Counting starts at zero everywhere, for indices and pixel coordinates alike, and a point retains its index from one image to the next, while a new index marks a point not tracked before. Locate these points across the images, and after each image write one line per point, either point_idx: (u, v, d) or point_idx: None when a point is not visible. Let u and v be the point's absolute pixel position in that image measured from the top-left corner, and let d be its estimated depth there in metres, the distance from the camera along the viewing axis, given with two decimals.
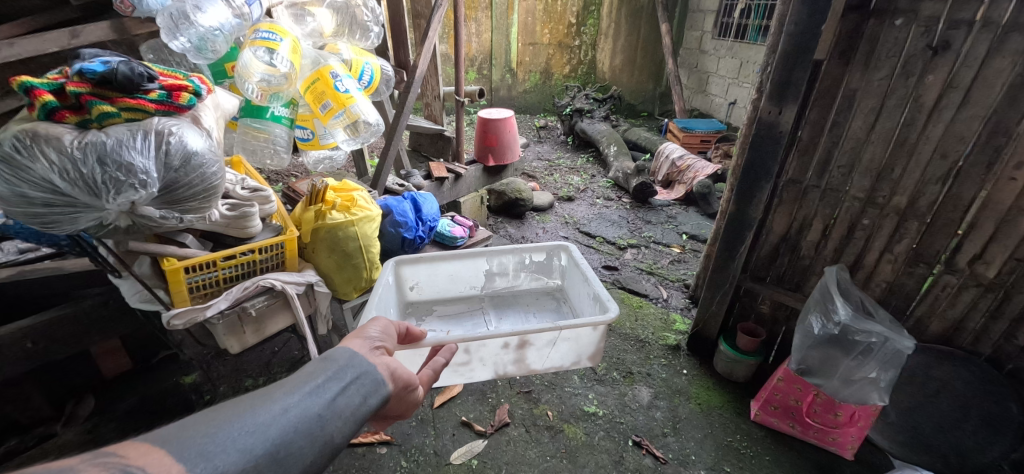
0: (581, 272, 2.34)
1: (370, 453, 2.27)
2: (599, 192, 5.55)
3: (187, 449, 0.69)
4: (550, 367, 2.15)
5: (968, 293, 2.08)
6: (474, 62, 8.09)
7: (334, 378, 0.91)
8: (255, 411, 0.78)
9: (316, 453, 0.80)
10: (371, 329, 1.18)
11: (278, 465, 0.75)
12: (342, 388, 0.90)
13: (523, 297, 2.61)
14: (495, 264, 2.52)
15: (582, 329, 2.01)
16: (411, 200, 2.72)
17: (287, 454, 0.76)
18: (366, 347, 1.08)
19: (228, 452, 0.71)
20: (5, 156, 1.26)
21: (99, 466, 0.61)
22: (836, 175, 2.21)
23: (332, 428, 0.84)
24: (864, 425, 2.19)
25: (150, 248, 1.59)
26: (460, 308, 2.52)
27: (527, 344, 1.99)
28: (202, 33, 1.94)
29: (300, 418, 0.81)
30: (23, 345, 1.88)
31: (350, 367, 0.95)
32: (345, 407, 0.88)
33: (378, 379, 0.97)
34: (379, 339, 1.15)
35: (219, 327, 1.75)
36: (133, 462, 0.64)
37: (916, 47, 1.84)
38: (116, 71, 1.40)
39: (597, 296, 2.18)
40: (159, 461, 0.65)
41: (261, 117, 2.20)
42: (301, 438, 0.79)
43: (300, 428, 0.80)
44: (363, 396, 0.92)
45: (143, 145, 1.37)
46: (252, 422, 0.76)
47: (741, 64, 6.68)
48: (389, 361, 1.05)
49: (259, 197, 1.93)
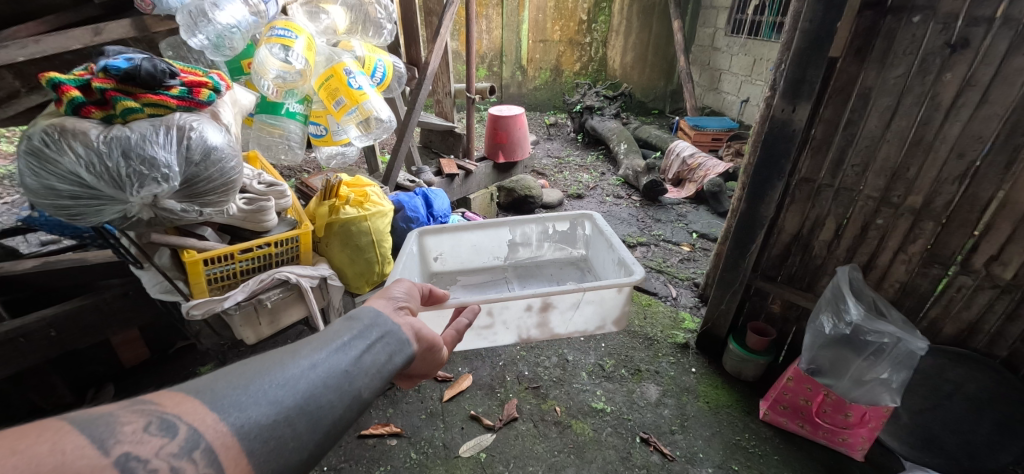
0: (605, 239, 2.42)
1: (380, 445, 2.30)
2: (609, 190, 5.54)
3: (223, 399, 0.76)
4: (571, 331, 2.24)
5: (984, 294, 2.05)
6: (484, 59, 8.11)
7: (360, 337, 0.98)
8: (286, 366, 0.85)
9: (346, 405, 0.87)
10: (395, 289, 1.26)
11: (308, 417, 0.81)
12: (368, 346, 0.98)
13: (547, 266, 2.69)
14: (518, 233, 2.63)
15: (605, 291, 2.10)
16: (422, 196, 2.74)
17: (317, 406, 0.83)
18: (390, 306, 1.16)
19: (260, 404, 0.78)
20: (35, 149, 1.31)
21: (136, 413, 0.70)
22: (850, 174, 2.19)
23: (360, 383, 0.91)
24: (875, 426, 2.18)
25: (170, 241, 1.64)
26: (484, 278, 2.62)
27: (549, 306, 2.09)
28: (220, 31, 1.99)
29: (328, 373, 0.88)
30: (48, 333, 1.94)
31: (375, 325, 1.03)
32: (372, 364, 0.95)
33: (402, 339, 1.05)
34: (403, 299, 1.23)
35: (236, 318, 1.78)
36: (168, 410, 0.72)
37: (935, 45, 1.82)
38: (139, 68, 1.43)
39: (621, 261, 2.25)
40: (193, 409, 0.73)
41: (275, 113, 2.27)
42: (330, 392, 0.86)
43: (329, 382, 0.86)
44: (389, 354, 1.00)
45: (165, 140, 1.41)
46: (283, 376, 0.83)
47: (754, 61, 6.62)
48: (413, 321, 1.13)
49: (275, 191, 1.96)
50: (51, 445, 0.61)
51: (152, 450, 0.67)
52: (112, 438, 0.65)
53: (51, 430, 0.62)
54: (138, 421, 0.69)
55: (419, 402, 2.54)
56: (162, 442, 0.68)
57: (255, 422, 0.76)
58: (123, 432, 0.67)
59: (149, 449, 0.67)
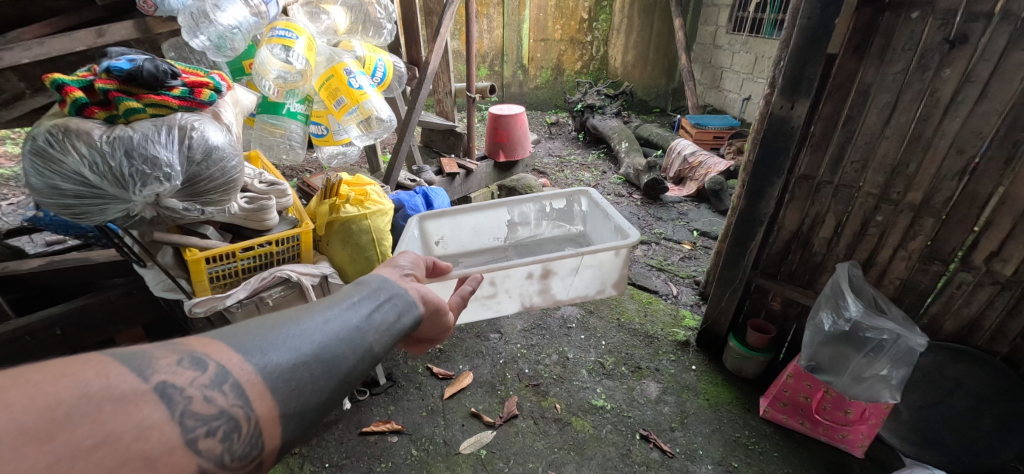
0: (602, 210, 2.49)
1: (381, 441, 2.32)
2: (610, 188, 5.55)
3: (245, 343, 0.79)
4: (572, 297, 2.29)
5: (985, 290, 2.05)
6: (485, 59, 8.12)
7: (369, 297, 1.00)
8: (301, 320, 0.87)
9: (358, 356, 0.88)
10: (403, 258, 1.28)
11: (325, 364, 0.83)
12: (378, 305, 0.99)
13: (546, 244, 2.74)
14: (517, 213, 2.67)
15: (604, 255, 2.19)
16: (422, 194, 2.75)
17: (332, 355, 0.84)
18: (396, 273, 1.18)
19: (280, 349, 0.80)
20: (39, 150, 1.33)
21: (169, 350, 0.74)
22: (849, 171, 2.19)
23: (371, 338, 0.93)
24: (875, 422, 2.18)
25: (173, 239, 1.66)
26: (486, 258, 2.65)
27: (551, 272, 2.14)
28: (221, 31, 2.01)
29: (341, 327, 0.89)
30: (53, 332, 1.97)
31: (383, 288, 1.04)
32: (381, 321, 0.97)
33: (410, 301, 1.06)
34: (410, 267, 1.25)
35: (238, 315, 1.81)
36: (197, 349, 0.75)
37: (934, 41, 1.82)
38: (141, 68, 1.45)
39: (618, 226, 2.31)
40: (219, 349, 0.77)
41: (277, 113, 2.29)
42: (343, 343, 0.87)
43: (342, 334, 0.88)
44: (398, 314, 1.01)
45: (167, 140, 1.43)
46: (298, 328, 0.84)
47: (756, 59, 6.61)
48: (419, 286, 1.14)
49: (277, 190, 1.98)
50: (97, 371, 0.65)
51: (186, 380, 0.70)
52: (149, 368, 0.69)
53: (91, 361, 0.66)
54: (172, 355, 0.73)
55: (420, 400, 2.56)
56: (194, 374, 0.72)
57: (276, 365, 0.78)
58: (159, 364, 0.70)
59: (184, 379, 0.70)
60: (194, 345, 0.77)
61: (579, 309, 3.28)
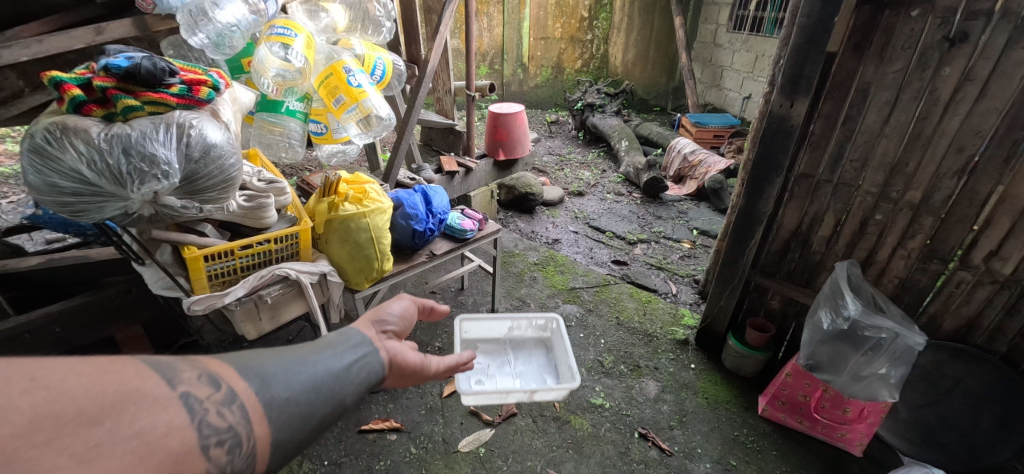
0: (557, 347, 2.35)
1: (380, 439, 2.33)
2: (610, 187, 5.55)
3: (249, 370, 0.78)
4: (553, 397, 2.08)
5: (984, 289, 2.05)
6: (485, 57, 8.11)
7: (349, 349, 0.99)
8: (299, 360, 0.86)
9: (337, 406, 0.86)
10: (388, 310, 1.26)
11: (307, 408, 0.81)
12: (356, 358, 0.98)
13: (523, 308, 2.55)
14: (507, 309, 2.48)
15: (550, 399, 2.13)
16: (421, 193, 2.63)
17: (317, 399, 0.83)
18: (376, 328, 1.16)
19: (276, 386, 0.79)
20: (37, 147, 1.33)
21: (189, 363, 0.71)
22: (849, 169, 2.19)
23: (349, 390, 0.91)
24: (873, 421, 2.19)
25: (171, 237, 1.66)
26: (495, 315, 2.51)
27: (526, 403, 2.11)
28: (220, 29, 2.01)
29: (325, 373, 0.88)
30: (53, 329, 1.96)
31: (363, 343, 1.03)
32: (358, 376, 0.95)
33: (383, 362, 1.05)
34: (393, 321, 1.23)
35: (237, 313, 1.82)
36: (211, 366, 0.74)
37: (933, 39, 1.82)
38: (139, 66, 1.44)
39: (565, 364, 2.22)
40: (229, 371, 0.75)
41: (275, 110, 2.30)
42: (326, 390, 0.86)
43: (325, 381, 0.87)
44: (372, 372, 1.00)
45: (165, 138, 1.43)
46: (292, 366, 0.84)
47: (757, 58, 6.60)
48: (393, 347, 1.13)
49: (275, 189, 1.98)
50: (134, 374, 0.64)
51: (203, 395, 0.69)
52: (177, 376, 0.68)
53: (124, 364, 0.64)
54: (192, 369, 0.70)
55: (419, 398, 2.56)
56: (209, 391, 0.70)
57: (270, 400, 0.77)
58: (182, 375, 0.69)
59: (202, 393, 0.69)
60: (209, 363, 0.74)
61: (578, 308, 3.28)
